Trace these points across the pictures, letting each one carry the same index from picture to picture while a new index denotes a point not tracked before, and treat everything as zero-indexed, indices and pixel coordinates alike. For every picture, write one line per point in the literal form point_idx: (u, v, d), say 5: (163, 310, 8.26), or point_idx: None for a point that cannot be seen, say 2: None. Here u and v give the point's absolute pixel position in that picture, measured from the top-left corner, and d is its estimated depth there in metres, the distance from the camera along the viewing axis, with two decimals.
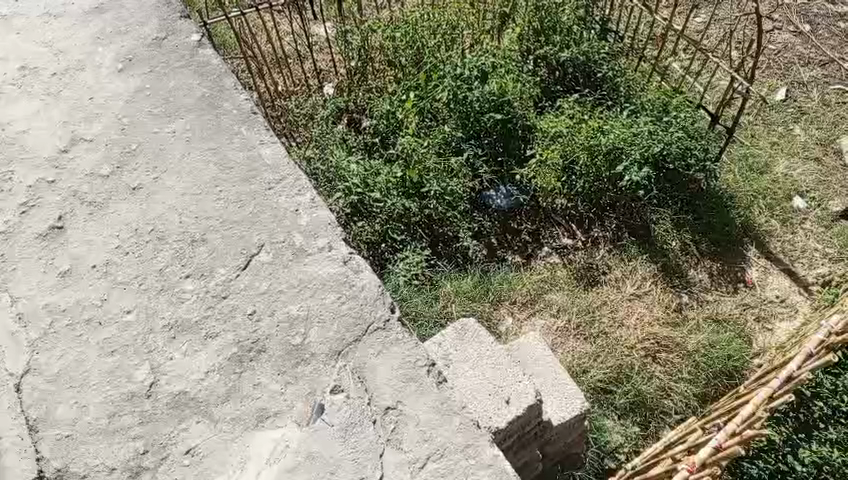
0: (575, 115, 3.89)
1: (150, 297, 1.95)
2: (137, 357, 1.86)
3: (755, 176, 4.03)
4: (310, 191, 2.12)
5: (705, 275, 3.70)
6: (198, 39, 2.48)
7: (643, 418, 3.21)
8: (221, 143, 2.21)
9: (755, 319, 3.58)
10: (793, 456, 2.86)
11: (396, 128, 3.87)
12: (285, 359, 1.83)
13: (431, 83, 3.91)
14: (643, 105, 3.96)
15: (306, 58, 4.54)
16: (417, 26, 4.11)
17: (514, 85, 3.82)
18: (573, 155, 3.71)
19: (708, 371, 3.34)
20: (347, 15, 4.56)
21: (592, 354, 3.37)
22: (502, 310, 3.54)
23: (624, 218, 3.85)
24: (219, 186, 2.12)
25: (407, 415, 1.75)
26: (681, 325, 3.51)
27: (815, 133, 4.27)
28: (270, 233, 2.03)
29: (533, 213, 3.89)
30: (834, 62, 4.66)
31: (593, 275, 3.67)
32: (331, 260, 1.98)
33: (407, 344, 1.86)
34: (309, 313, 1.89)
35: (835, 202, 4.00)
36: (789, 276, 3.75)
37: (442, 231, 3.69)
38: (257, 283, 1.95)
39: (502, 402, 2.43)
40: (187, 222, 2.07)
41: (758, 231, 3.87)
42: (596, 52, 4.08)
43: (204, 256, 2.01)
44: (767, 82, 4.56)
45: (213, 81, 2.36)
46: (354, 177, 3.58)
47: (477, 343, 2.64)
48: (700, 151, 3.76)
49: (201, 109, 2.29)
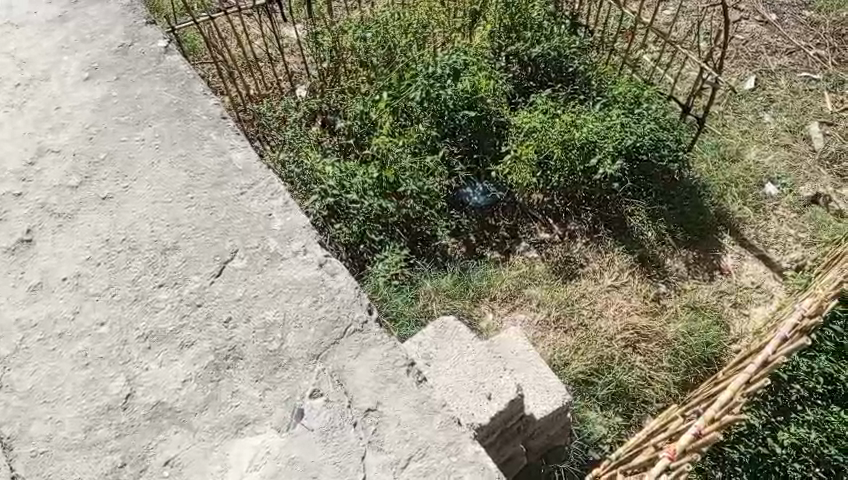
0: (547, 110, 3.92)
1: (123, 308, 1.92)
2: (112, 369, 1.84)
3: (726, 164, 4.09)
4: (282, 195, 2.09)
5: (681, 264, 3.75)
6: (165, 46, 2.43)
7: (625, 408, 3.24)
8: (190, 150, 2.18)
9: (731, 305, 3.63)
10: (772, 439, 2.91)
11: (371, 129, 3.87)
12: (263, 365, 1.81)
13: (403, 82, 3.92)
14: (615, 98, 3.96)
15: (277, 61, 4.50)
16: (388, 27, 4.11)
17: (488, 83, 3.84)
18: (547, 150, 3.75)
19: (687, 359, 3.37)
20: (316, 16, 4.53)
21: (574, 346, 3.40)
22: (483, 307, 3.55)
23: (599, 211, 3.87)
24: (190, 192, 2.10)
25: (387, 416, 1.74)
26: (659, 314, 3.55)
27: (784, 121, 4.34)
28: (242, 238, 2.01)
29: (510, 209, 3.91)
30: (800, 50, 4.73)
31: (571, 269, 3.70)
32: (306, 265, 1.96)
33: (385, 345, 1.85)
34: (286, 318, 1.88)
35: (805, 187, 4.07)
36: (763, 262, 3.80)
37: (419, 229, 3.70)
38: (231, 290, 1.93)
39: (483, 399, 2.43)
40: (159, 231, 2.04)
41: (732, 219, 3.92)
42: (566, 47, 4.11)
43: (177, 264, 1.98)
44: (736, 71, 4.61)
45: (181, 88, 2.33)
46: (330, 179, 3.59)
47: (457, 341, 2.64)
48: (672, 141, 3.81)
49: (169, 116, 2.26)
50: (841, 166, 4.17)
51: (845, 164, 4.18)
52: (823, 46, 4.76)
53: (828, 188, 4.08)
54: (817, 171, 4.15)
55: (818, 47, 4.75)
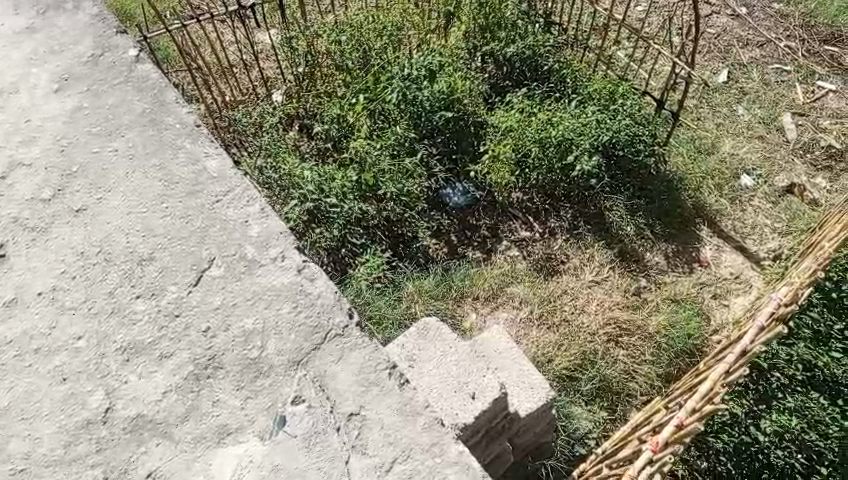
0: (524, 109, 3.95)
1: (100, 321, 1.90)
2: (90, 383, 1.82)
3: (702, 157, 4.13)
4: (259, 201, 2.08)
5: (661, 258, 3.78)
6: (135, 54, 2.40)
7: (609, 402, 3.27)
8: (165, 160, 2.17)
9: (711, 297, 3.67)
10: (755, 428, 2.93)
11: (348, 133, 3.86)
12: (243, 374, 1.80)
13: (379, 85, 3.91)
14: (590, 94, 3.98)
15: (253, 67, 4.48)
16: (362, 30, 4.11)
17: (463, 83, 3.87)
18: (525, 149, 3.77)
19: (670, 351, 3.41)
20: (290, 21, 4.51)
21: (557, 343, 3.42)
22: (466, 307, 3.56)
23: (578, 208, 3.90)
24: (165, 202, 2.09)
25: (371, 420, 1.74)
26: (640, 308, 3.58)
27: (757, 113, 4.40)
28: (219, 246, 2.00)
29: (490, 208, 3.92)
30: (771, 43, 4.80)
31: (552, 266, 3.72)
32: (284, 271, 1.95)
33: (367, 348, 1.84)
34: (265, 325, 1.87)
35: (779, 178, 4.13)
36: (741, 253, 3.85)
37: (401, 232, 3.72)
38: (209, 299, 1.92)
39: (467, 398, 2.43)
40: (135, 242, 2.02)
41: (709, 211, 3.96)
42: (540, 46, 4.14)
43: (154, 274, 1.97)
44: (709, 65, 4.66)
45: (153, 97, 2.30)
46: (308, 183, 3.57)
47: (440, 341, 2.64)
48: (648, 136, 3.85)
49: (142, 126, 2.24)
50: (814, 155, 4.24)
51: (817, 154, 4.25)
52: (793, 38, 4.83)
53: (802, 177, 4.14)
54: (790, 161, 4.21)
55: (788, 40, 4.82)
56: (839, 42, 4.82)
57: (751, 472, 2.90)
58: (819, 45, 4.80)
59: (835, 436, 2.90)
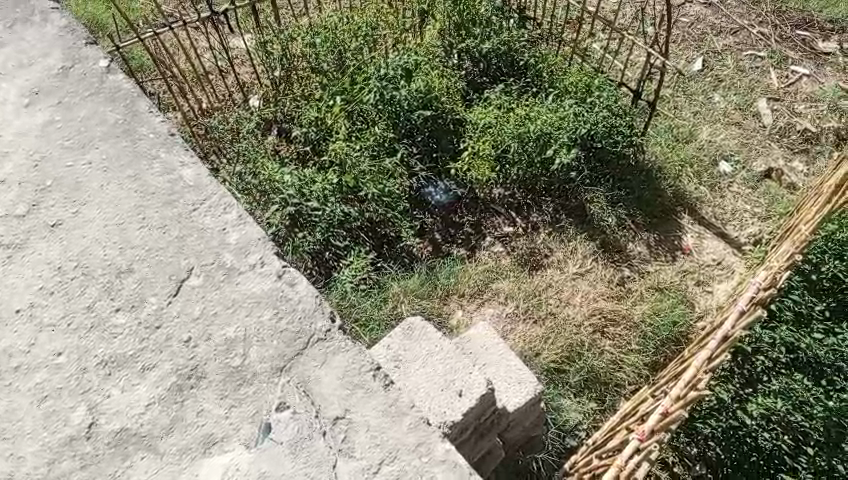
0: (501, 105, 3.97)
1: (80, 336, 1.89)
2: (72, 399, 1.81)
3: (680, 145, 4.16)
4: (236, 208, 2.06)
5: (643, 247, 3.81)
6: (106, 65, 2.37)
7: (598, 393, 3.29)
8: (140, 170, 2.15)
9: (695, 284, 3.69)
10: (742, 411, 2.94)
11: (326, 135, 3.86)
12: (226, 383, 1.80)
13: (356, 86, 3.91)
14: (566, 88, 3.99)
15: (228, 73, 4.46)
16: (337, 31, 4.10)
17: (441, 81, 3.88)
18: (504, 145, 3.78)
19: (656, 340, 3.43)
20: (263, 25, 4.49)
21: (544, 336, 3.43)
22: (452, 305, 3.57)
23: (559, 201, 3.90)
24: (142, 213, 2.07)
25: (356, 423, 1.74)
26: (625, 298, 3.61)
27: (733, 99, 4.44)
28: (198, 255, 1.99)
29: (472, 205, 3.94)
30: (744, 29, 4.84)
31: (536, 260, 3.74)
32: (264, 277, 1.94)
33: (350, 351, 1.84)
34: (247, 333, 1.86)
35: (757, 163, 4.17)
36: (723, 239, 3.88)
37: (385, 232, 3.71)
38: (189, 308, 1.91)
39: (454, 396, 2.43)
40: (112, 254, 2.01)
41: (689, 199, 4.00)
42: (515, 42, 4.16)
43: (132, 286, 1.95)
44: (684, 54, 4.70)
45: (126, 107, 2.28)
46: (289, 188, 3.56)
47: (425, 341, 2.65)
48: (625, 127, 3.87)
49: (116, 137, 2.22)
50: (791, 138, 4.28)
51: (794, 137, 4.29)
52: (765, 24, 4.88)
53: (779, 161, 4.18)
54: (767, 146, 4.25)
55: (760, 26, 4.87)
56: (810, 26, 4.87)
57: (740, 455, 2.93)
58: (791, 30, 4.85)
59: (820, 417, 2.89)
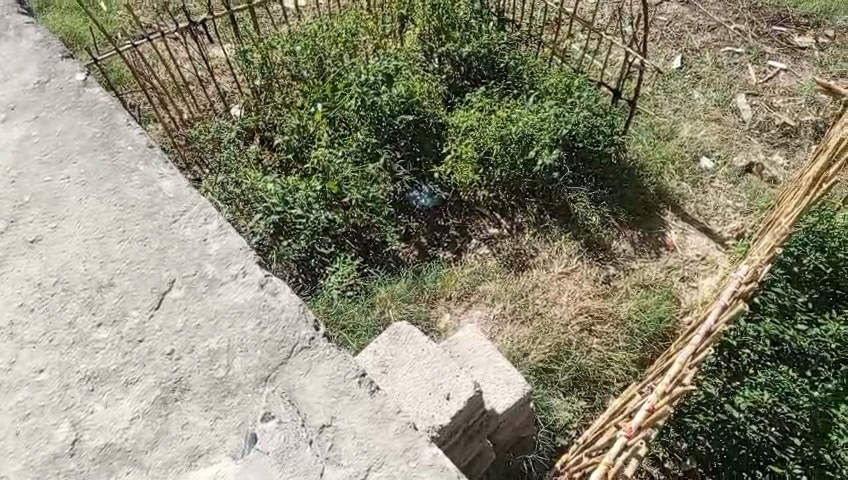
0: (483, 108, 3.98)
1: (62, 352, 1.88)
2: (55, 416, 1.79)
3: (661, 142, 4.19)
4: (216, 219, 2.06)
5: (627, 245, 3.83)
6: (83, 78, 2.36)
7: (587, 392, 3.30)
8: (119, 183, 2.14)
9: (679, 280, 3.72)
10: (730, 405, 2.92)
11: (309, 142, 3.85)
12: (211, 394, 1.79)
13: (337, 92, 3.90)
14: (547, 89, 4.01)
15: (209, 83, 4.44)
16: (316, 39, 4.10)
17: (422, 86, 3.91)
18: (487, 147, 3.81)
19: (643, 337, 3.44)
20: (242, 34, 4.47)
21: (531, 336, 3.44)
22: (439, 308, 3.57)
23: (543, 202, 3.91)
24: (122, 226, 2.06)
25: (343, 430, 1.73)
26: (611, 296, 3.62)
27: (712, 96, 4.48)
28: (179, 267, 1.98)
29: (456, 208, 3.94)
30: (721, 26, 4.89)
31: (522, 261, 3.75)
32: (246, 287, 1.93)
33: (335, 359, 1.83)
34: (230, 344, 1.86)
35: (738, 158, 4.21)
36: (706, 235, 3.90)
37: (370, 238, 3.71)
38: (172, 321, 1.90)
39: (442, 399, 2.44)
40: (92, 269, 2.00)
41: (671, 196, 4.02)
42: (495, 45, 4.17)
43: (114, 300, 1.94)
44: (662, 52, 4.74)
45: (104, 120, 2.27)
46: (273, 196, 3.55)
47: (412, 345, 2.64)
48: (607, 127, 3.89)
49: (94, 151, 2.20)
50: (770, 133, 4.33)
51: (773, 132, 4.33)
52: (742, 20, 4.93)
53: (759, 156, 4.22)
54: (747, 140, 4.29)
55: (737, 22, 4.91)
56: (786, 21, 4.91)
57: (729, 448, 2.91)
58: (767, 26, 4.90)
59: (806, 406, 2.90)
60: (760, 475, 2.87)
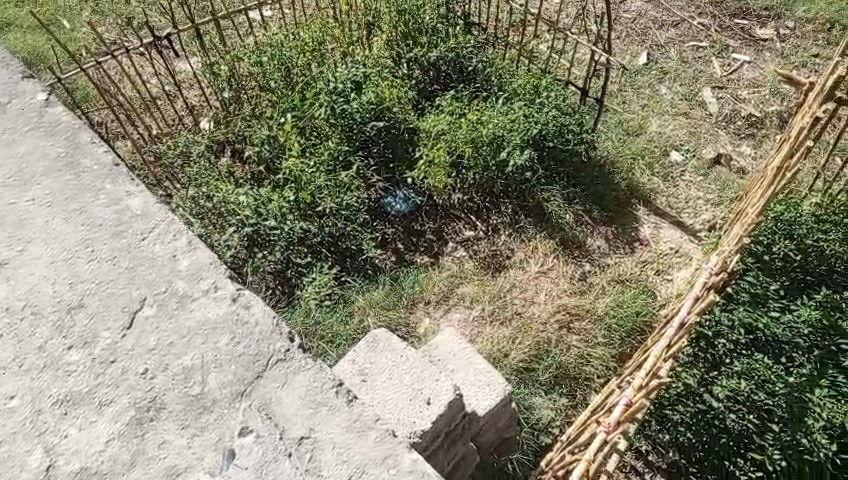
0: (453, 111, 4.02)
1: (33, 377, 1.85)
2: (27, 443, 1.76)
3: (631, 139, 4.24)
4: (185, 234, 2.05)
5: (602, 241, 3.86)
6: (45, 98, 2.34)
7: (568, 389, 3.31)
8: (85, 203, 2.11)
9: (654, 273, 3.75)
10: (710, 395, 2.95)
11: (280, 152, 3.83)
12: (187, 412, 1.77)
13: (307, 101, 3.90)
14: (515, 90, 4.04)
15: (177, 97, 4.41)
16: (283, 49, 4.10)
17: (392, 92, 3.93)
18: (459, 150, 3.83)
19: (621, 331, 3.46)
20: (209, 47, 4.45)
21: (510, 337, 3.45)
22: (418, 313, 3.57)
23: (517, 202, 3.92)
24: (90, 246, 2.04)
25: (322, 441, 1.72)
26: (587, 292, 3.64)
27: (679, 91, 4.55)
28: (150, 285, 1.97)
29: (433, 212, 3.94)
30: (685, 22, 4.96)
31: (498, 262, 3.76)
32: (218, 302, 1.93)
33: (311, 370, 1.83)
34: (204, 360, 1.84)
35: (707, 150, 4.26)
36: (679, 228, 3.94)
37: (346, 246, 3.66)
38: (144, 340, 1.88)
39: (423, 405, 2.44)
40: (61, 291, 1.97)
41: (643, 190, 4.06)
42: (463, 47, 4.19)
43: (84, 322, 1.92)
44: (629, 49, 4.80)
45: (67, 140, 2.24)
46: (246, 208, 3.55)
47: (390, 351, 2.64)
48: (576, 126, 3.93)
49: (58, 171, 2.17)
50: (737, 125, 4.39)
51: (740, 123, 4.40)
52: (704, 15, 5.01)
53: (727, 147, 4.28)
54: (715, 133, 4.35)
55: (700, 17, 4.99)
56: (748, 14, 4.99)
57: (710, 438, 2.94)
58: (729, 19, 4.98)
59: (781, 393, 2.90)
60: (741, 462, 2.88)
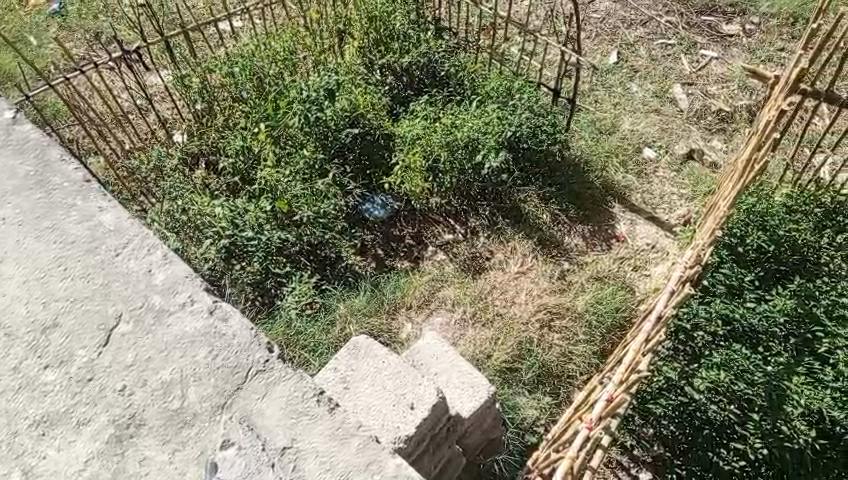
0: (427, 115, 4.02)
1: (9, 398, 1.84)
2: (5, 466, 1.75)
3: (603, 137, 4.28)
4: (160, 248, 2.04)
5: (579, 240, 3.89)
6: (12, 116, 2.32)
7: (552, 387, 3.33)
8: (57, 220, 2.09)
9: (632, 270, 3.78)
10: (691, 387, 2.97)
11: (255, 162, 3.83)
12: (167, 427, 1.76)
13: (280, 111, 3.90)
14: (487, 93, 4.07)
15: (149, 111, 4.39)
16: (255, 59, 4.08)
17: (365, 99, 3.91)
18: (435, 154, 3.83)
19: (601, 327, 3.48)
20: (180, 59, 4.42)
21: (493, 338, 3.47)
22: (400, 318, 3.58)
23: (494, 204, 3.95)
24: (63, 263, 2.02)
25: (305, 451, 1.72)
26: (567, 291, 3.67)
27: (649, 88, 4.61)
28: (125, 301, 1.95)
29: (411, 217, 3.96)
30: (653, 20, 5.03)
31: (478, 264, 3.78)
32: (195, 315, 1.92)
33: (292, 379, 1.82)
34: (183, 374, 1.84)
35: (679, 146, 4.31)
36: (654, 223, 3.99)
37: (326, 254, 3.68)
38: (122, 356, 1.87)
39: (406, 409, 2.44)
40: (34, 310, 1.96)
41: (618, 188, 4.10)
42: (434, 53, 4.21)
43: (59, 341, 1.90)
44: (599, 49, 4.86)
45: (36, 157, 2.21)
46: (222, 220, 3.53)
47: (372, 358, 2.64)
48: (549, 126, 3.94)
49: (28, 189, 2.15)
50: (707, 120, 4.45)
51: (711, 119, 4.46)
52: (672, 13, 5.08)
53: (699, 142, 4.33)
54: (687, 129, 4.41)
55: (668, 15, 5.07)
56: (714, 11, 5.08)
57: (693, 430, 2.97)
58: (697, 17, 5.06)
59: (761, 382, 2.86)
60: (724, 452, 2.91)
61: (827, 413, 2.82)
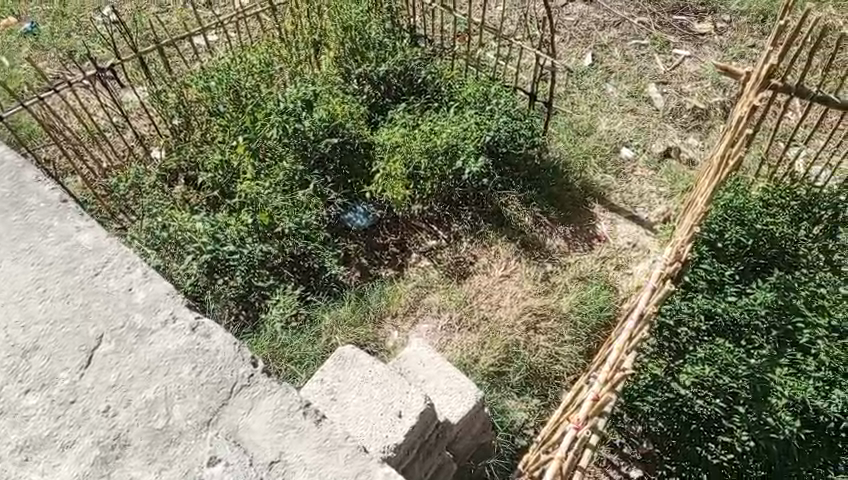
0: (406, 123, 4.03)
1: None
2: None
3: (581, 139, 4.31)
4: (139, 266, 2.07)
5: (561, 241, 3.92)
6: None
7: (540, 389, 3.35)
8: (34, 241, 2.12)
9: (615, 269, 3.81)
10: (676, 383, 2.99)
11: (233, 176, 3.83)
12: (153, 446, 1.78)
13: (258, 123, 3.86)
14: (465, 99, 4.07)
15: (125, 129, 4.37)
16: (231, 71, 4.05)
17: (342, 108, 3.90)
18: (415, 161, 3.83)
19: (586, 328, 3.51)
20: (155, 76, 4.40)
21: (480, 342, 3.49)
22: (386, 327, 3.58)
23: (476, 209, 3.97)
24: (42, 285, 2.04)
25: (293, 464, 1.75)
26: (551, 292, 3.68)
27: (624, 89, 4.66)
28: (106, 321, 1.98)
29: (393, 224, 3.96)
30: (626, 21, 5.09)
31: (462, 269, 3.79)
32: (178, 332, 1.95)
33: (277, 393, 1.85)
34: (167, 392, 1.86)
35: (656, 144, 4.36)
36: (634, 222, 4.03)
37: (309, 265, 3.66)
38: (104, 377, 1.89)
39: (395, 418, 2.44)
40: (14, 335, 1.97)
41: (597, 189, 4.14)
42: (410, 60, 4.22)
43: (40, 364, 1.92)
44: (573, 51, 4.90)
45: (11, 180, 2.25)
46: (203, 236, 3.50)
47: (359, 367, 2.63)
48: (526, 130, 3.97)
49: (4, 211, 2.18)
50: (683, 118, 4.50)
51: (686, 116, 4.51)
52: (644, 14, 5.14)
53: (676, 140, 4.39)
54: (664, 127, 4.46)
55: (640, 16, 5.13)
56: (686, 11, 5.15)
57: (681, 425, 2.97)
58: (669, 16, 5.12)
59: (744, 375, 2.90)
60: (713, 446, 2.91)
61: (811, 402, 2.84)
